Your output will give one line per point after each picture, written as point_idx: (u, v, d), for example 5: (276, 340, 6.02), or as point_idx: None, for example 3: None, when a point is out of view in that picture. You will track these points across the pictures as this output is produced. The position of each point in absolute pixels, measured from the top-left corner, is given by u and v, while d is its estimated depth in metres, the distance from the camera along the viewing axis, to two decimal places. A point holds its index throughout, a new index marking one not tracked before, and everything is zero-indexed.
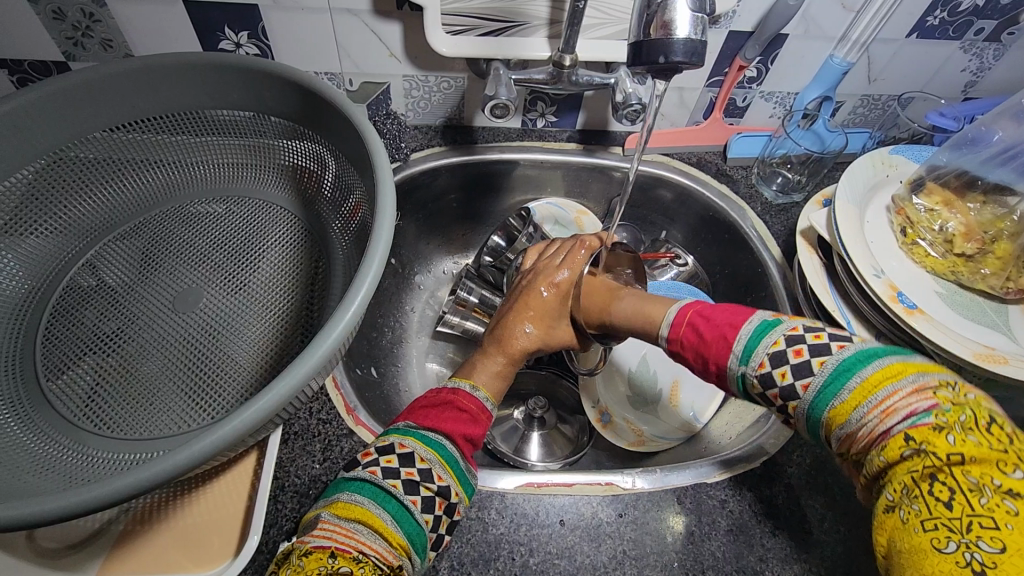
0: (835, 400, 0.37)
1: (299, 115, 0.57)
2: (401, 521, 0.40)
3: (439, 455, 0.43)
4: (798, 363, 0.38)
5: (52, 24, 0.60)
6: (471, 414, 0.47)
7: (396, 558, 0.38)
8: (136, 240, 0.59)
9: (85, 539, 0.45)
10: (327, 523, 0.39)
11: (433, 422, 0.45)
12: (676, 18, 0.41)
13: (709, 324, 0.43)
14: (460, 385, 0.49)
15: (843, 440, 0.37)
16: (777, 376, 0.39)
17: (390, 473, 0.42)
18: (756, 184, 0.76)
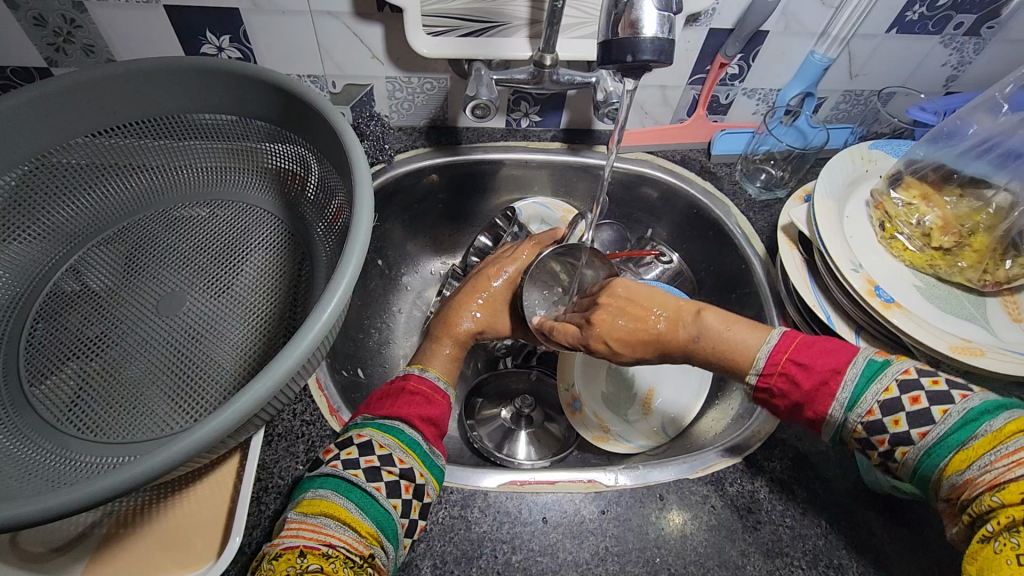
0: (947, 457, 0.39)
1: (281, 117, 0.57)
2: (367, 509, 0.40)
3: (396, 439, 0.44)
4: (897, 431, 0.41)
5: (33, 30, 0.60)
6: (424, 395, 0.49)
7: (367, 546, 0.39)
8: (120, 245, 0.60)
9: (68, 542, 0.45)
10: (292, 522, 0.39)
11: (385, 409, 0.47)
12: (643, 17, 0.41)
13: (807, 379, 0.44)
14: (411, 371, 0.51)
15: (958, 485, 0.39)
16: (876, 443, 0.43)
17: (350, 464, 0.42)
18: (740, 180, 0.76)
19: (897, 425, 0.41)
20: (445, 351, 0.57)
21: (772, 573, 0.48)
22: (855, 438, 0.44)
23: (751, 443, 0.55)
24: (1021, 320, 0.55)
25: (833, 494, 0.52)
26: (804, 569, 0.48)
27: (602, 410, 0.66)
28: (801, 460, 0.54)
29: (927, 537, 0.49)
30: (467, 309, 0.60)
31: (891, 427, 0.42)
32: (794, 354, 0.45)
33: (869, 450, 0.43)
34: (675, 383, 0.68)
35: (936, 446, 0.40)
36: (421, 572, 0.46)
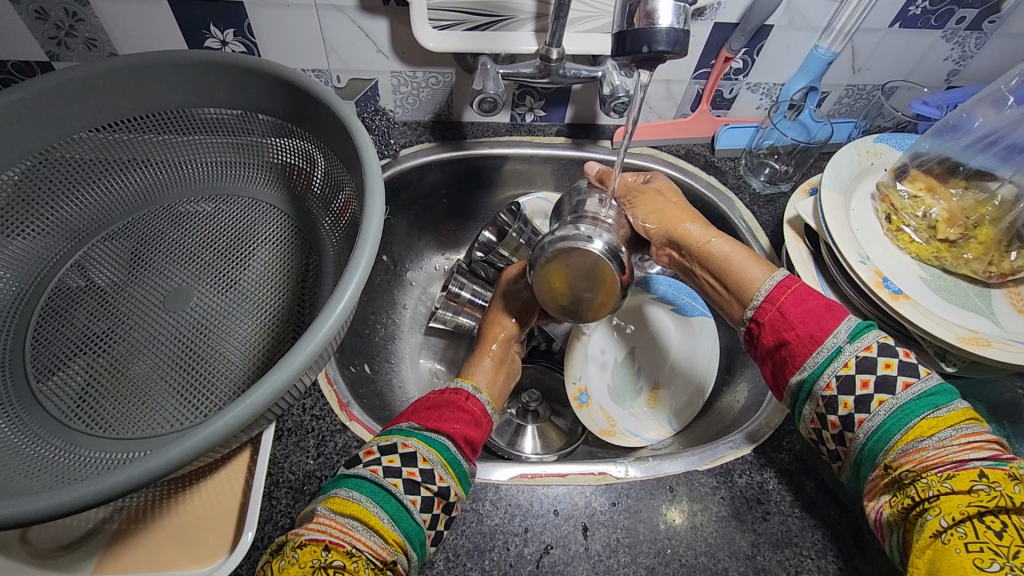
0: (914, 420, 0.43)
1: (287, 112, 0.57)
2: (398, 519, 0.41)
3: (442, 456, 0.44)
4: (886, 374, 0.44)
5: (34, 24, 0.59)
6: (474, 416, 0.49)
7: (391, 554, 0.39)
8: (125, 241, 0.59)
9: (79, 538, 0.44)
10: (322, 518, 0.39)
11: (436, 423, 0.47)
12: (658, 8, 0.41)
13: (810, 305, 0.49)
14: (462, 386, 0.51)
15: (908, 455, 0.42)
16: (858, 384, 0.45)
17: (392, 472, 0.42)
18: (744, 175, 0.76)
19: (882, 374, 0.44)
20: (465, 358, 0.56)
21: (780, 563, 0.48)
22: (839, 377, 0.46)
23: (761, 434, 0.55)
24: None
25: (841, 485, 0.53)
26: (813, 559, 0.48)
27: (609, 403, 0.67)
28: (809, 451, 0.54)
29: None
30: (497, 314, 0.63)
31: (881, 370, 0.45)
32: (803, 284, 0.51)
33: (848, 394, 0.45)
34: (679, 379, 0.69)
35: (891, 420, 0.43)
36: (434, 565, 0.46)
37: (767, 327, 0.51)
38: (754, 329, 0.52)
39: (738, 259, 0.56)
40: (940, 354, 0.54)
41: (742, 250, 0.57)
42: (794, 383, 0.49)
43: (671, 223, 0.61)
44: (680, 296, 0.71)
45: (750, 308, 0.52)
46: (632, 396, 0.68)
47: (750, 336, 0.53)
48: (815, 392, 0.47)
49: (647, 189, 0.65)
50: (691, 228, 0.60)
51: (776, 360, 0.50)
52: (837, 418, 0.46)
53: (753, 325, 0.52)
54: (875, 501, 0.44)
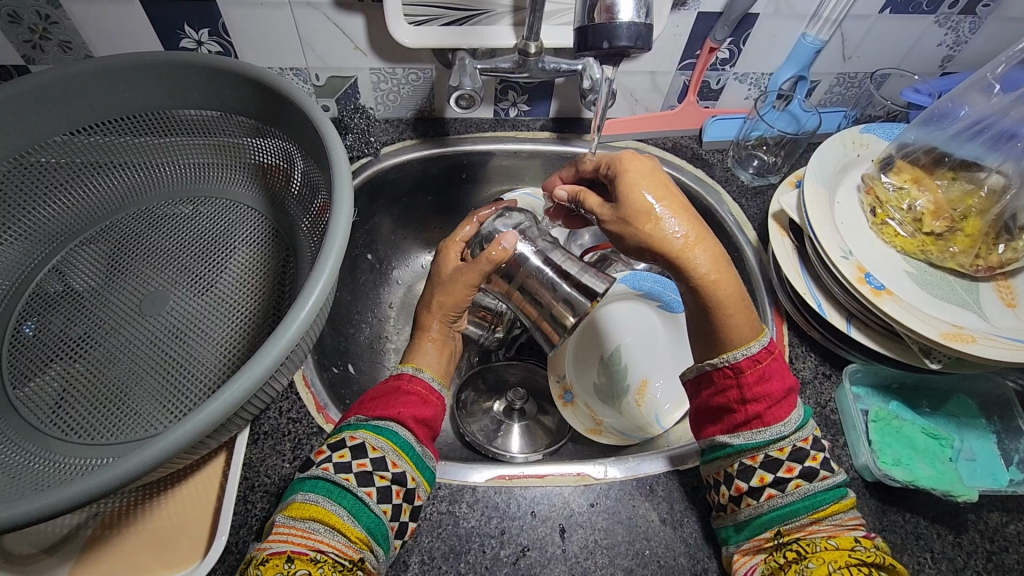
0: (821, 505, 0.43)
1: (260, 113, 0.57)
2: (358, 514, 0.41)
3: (392, 440, 0.44)
4: (812, 466, 0.44)
5: (8, 27, 0.59)
6: (419, 396, 0.49)
7: (357, 552, 0.40)
8: (103, 244, 0.59)
9: (55, 543, 0.45)
10: (282, 528, 0.40)
11: (383, 411, 0.46)
12: (619, 3, 0.40)
13: (771, 387, 0.46)
14: (404, 370, 0.51)
15: (801, 525, 0.43)
16: (783, 470, 0.44)
17: (343, 467, 0.42)
18: (732, 167, 0.75)
19: (809, 465, 0.44)
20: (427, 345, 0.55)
21: None
22: (768, 455, 0.45)
23: (685, 459, 0.53)
24: (1014, 306, 0.54)
25: None
26: None
27: (594, 401, 0.66)
28: None
29: (922, 523, 0.49)
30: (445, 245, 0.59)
31: (809, 461, 0.44)
32: (775, 358, 0.47)
33: (768, 470, 0.45)
34: (667, 374, 0.68)
35: (800, 503, 0.43)
36: (410, 568, 0.46)
37: (721, 386, 0.47)
38: (706, 376, 0.48)
39: (728, 313, 0.46)
40: (925, 350, 0.53)
41: (735, 293, 0.46)
42: (714, 440, 0.48)
43: (677, 250, 0.45)
44: (665, 293, 0.71)
45: (714, 363, 0.47)
46: (620, 393, 0.66)
47: (697, 378, 0.49)
48: (734, 457, 0.46)
49: (624, 208, 0.47)
50: (696, 258, 0.45)
51: (711, 412, 0.48)
52: (745, 485, 0.45)
53: (707, 376, 0.48)
54: (748, 558, 0.44)
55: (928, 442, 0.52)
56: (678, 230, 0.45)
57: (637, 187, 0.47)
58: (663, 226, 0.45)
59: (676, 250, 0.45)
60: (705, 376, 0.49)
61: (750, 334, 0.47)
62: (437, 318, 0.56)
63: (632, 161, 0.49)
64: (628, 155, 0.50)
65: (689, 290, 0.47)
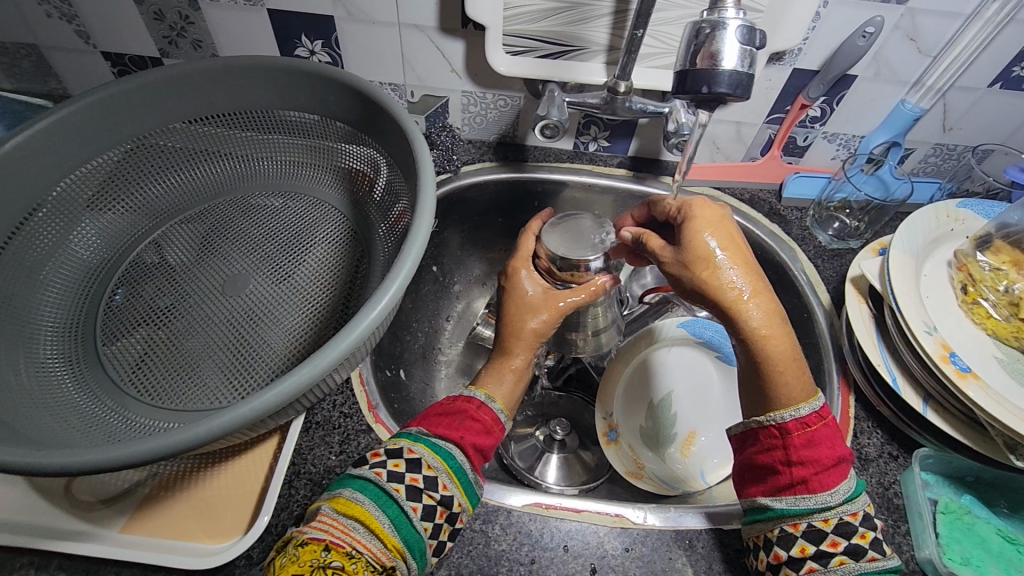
0: None
1: (357, 120, 0.60)
2: (399, 524, 0.41)
3: (447, 464, 0.44)
4: (857, 543, 0.41)
5: (152, 24, 0.66)
6: (484, 424, 0.48)
7: (390, 560, 0.40)
8: (199, 225, 0.64)
9: (114, 496, 0.47)
10: (326, 516, 0.40)
11: (445, 431, 0.47)
12: (723, 50, 0.41)
13: (819, 451, 0.44)
14: (475, 394, 0.50)
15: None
16: (827, 543, 0.41)
17: (395, 477, 0.43)
18: (810, 227, 0.73)
19: (855, 542, 0.41)
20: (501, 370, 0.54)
21: None
22: (811, 525, 0.42)
23: (729, 518, 0.50)
24: None
25: None
26: None
27: (638, 443, 0.66)
28: None
29: None
30: (522, 268, 0.57)
31: (856, 538, 0.41)
32: (825, 422, 0.45)
33: (811, 542, 0.42)
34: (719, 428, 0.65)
35: None
36: None
37: (766, 445, 0.46)
38: (752, 433, 0.47)
39: (780, 371, 0.45)
40: (1011, 445, 0.49)
41: (790, 353, 0.46)
42: (755, 501, 0.45)
43: (730, 302, 0.46)
44: (727, 345, 0.69)
45: (759, 420, 0.46)
46: (666, 440, 0.64)
47: (742, 434, 0.48)
48: (775, 522, 0.44)
49: (687, 254, 0.48)
50: (749, 310, 0.46)
51: (755, 472, 0.46)
52: (785, 553, 0.42)
53: (753, 433, 0.47)
54: None
55: (1004, 546, 0.48)
56: (736, 281, 0.46)
57: (696, 234, 0.48)
58: (722, 273, 0.46)
59: (728, 301, 0.46)
60: (750, 433, 0.47)
61: (801, 396, 0.45)
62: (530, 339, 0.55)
63: (698, 205, 0.50)
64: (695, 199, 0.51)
65: (737, 342, 0.48)
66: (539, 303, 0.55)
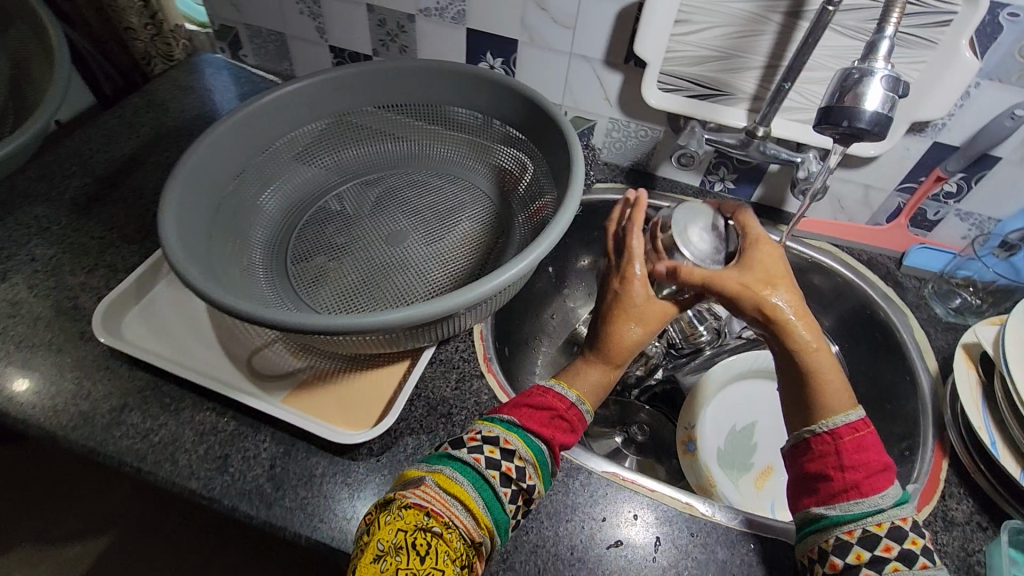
0: None
1: (522, 124, 0.71)
2: (491, 505, 0.44)
3: (536, 459, 0.47)
4: (909, 548, 0.43)
5: (374, 28, 0.82)
6: (569, 424, 0.50)
7: (478, 536, 0.43)
8: (374, 188, 0.77)
9: (281, 375, 0.59)
10: (428, 487, 0.43)
11: (536, 426, 0.48)
12: (868, 93, 0.46)
13: (866, 456, 0.46)
14: (568, 394, 0.51)
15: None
16: (881, 547, 0.43)
17: (492, 464, 0.45)
18: (928, 297, 0.73)
19: (908, 547, 0.43)
20: (585, 369, 0.54)
21: None
22: (867, 531, 0.44)
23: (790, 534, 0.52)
24: None
25: None
26: None
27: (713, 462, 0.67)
28: None
29: None
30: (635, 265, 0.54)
31: (907, 543, 0.43)
32: (869, 431, 0.47)
33: (867, 548, 0.43)
34: None
35: None
36: None
37: (817, 452, 0.48)
38: (804, 444, 0.49)
39: (828, 380, 0.49)
40: None
41: (832, 365, 0.51)
42: (809, 511, 0.47)
43: (785, 325, 0.51)
44: None
45: (812, 429, 0.48)
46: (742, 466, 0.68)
47: (793, 449, 0.50)
48: (830, 530, 0.45)
49: (749, 278, 0.52)
50: (801, 330, 0.51)
51: (808, 483, 0.48)
52: (841, 562, 0.44)
53: (805, 443, 0.49)
54: None
55: None
56: (789, 306, 0.51)
57: (750, 249, 0.54)
58: (778, 300, 0.51)
59: (780, 323, 0.51)
60: (801, 443, 0.49)
61: (845, 404, 0.48)
62: (626, 344, 0.53)
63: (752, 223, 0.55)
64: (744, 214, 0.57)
65: (787, 358, 0.52)
66: (648, 309, 0.54)
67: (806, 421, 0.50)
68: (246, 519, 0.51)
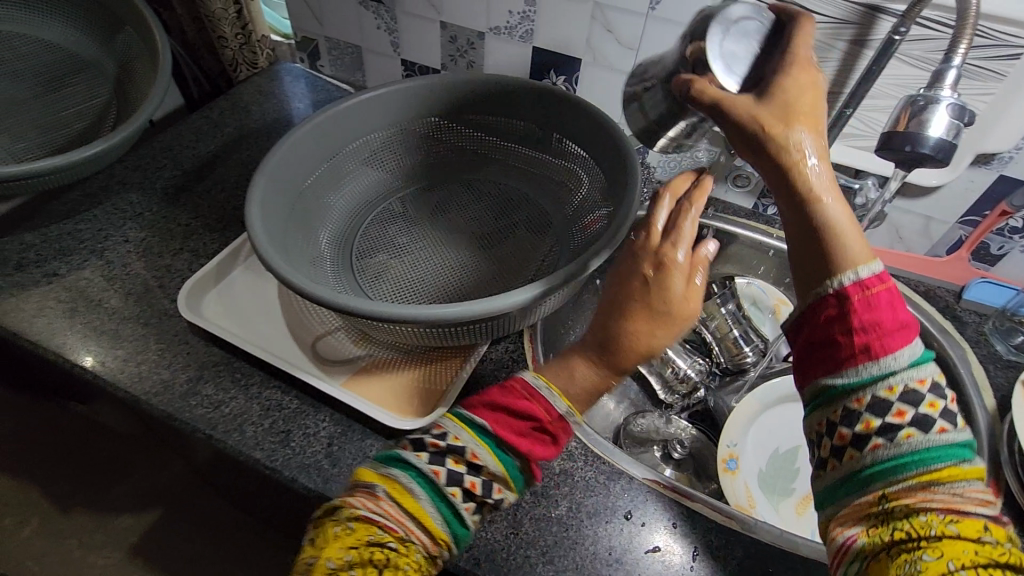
0: (937, 464, 0.38)
1: (582, 140, 0.74)
2: (451, 521, 0.42)
3: (505, 472, 0.43)
4: (925, 413, 0.39)
5: (445, 44, 0.86)
6: (551, 437, 0.45)
7: (435, 549, 0.42)
8: (436, 194, 0.81)
9: (342, 360, 0.63)
10: (382, 501, 0.41)
11: (513, 437, 0.43)
12: (933, 119, 0.47)
13: (882, 313, 0.41)
14: (544, 394, 0.45)
15: (913, 490, 0.38)
16: (893, 414, 0.40)
17: (456, 480, 0.42)
18: (988, 333, 0.71)
19: (923, 411, 0.39)
20: (577, 371, 0.47)
21: None
22: (875, 398, 0.40)
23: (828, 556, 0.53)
24: None
25: None
26: None
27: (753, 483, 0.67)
28: None
29: None
30: (688, 219, 0.49)
31: (924, 408, 0.39)
32: (889, 288, 0.42)
33: (876, 415, 0.40)
34: None
35: (910, 455, 0.39)
36: (558, 507, 0.54)
37: (825, 316, 0.43)
38: (811, 307, 0.44)
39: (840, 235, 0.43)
40: None
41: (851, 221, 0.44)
42: (819, 383, 0.43)
43: (794, 167, 0.43)
44: None
45: (818, 289, 0.43)
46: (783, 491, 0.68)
47: (798, 319, 0.45)
48: (838, 401, 0.42)
49: (769, 111, 0.44)
50: (813, 173, 0.43)
51: (816, 352, 0.44)
52: (848, 433, 0.41)
53: (813, 307, 0.43)
54: (846, 528, 0.40)
55: None
56: (805, 146, 0.43)
57: (780, 79, 0.45)
58: (795, 137, 0.43)
59: (789, 165, 0.43)
60: (808, 310, 0.44)
61: (862, 255, 0.42)
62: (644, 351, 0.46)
63: (798, 41, 0.47)
64: (804, 21, 0.49)
65: (795, 210, 0.44)
66: (685, 296, 0.46)
67: (815, 280, 0.44)
68: (303, 492, 0.54)
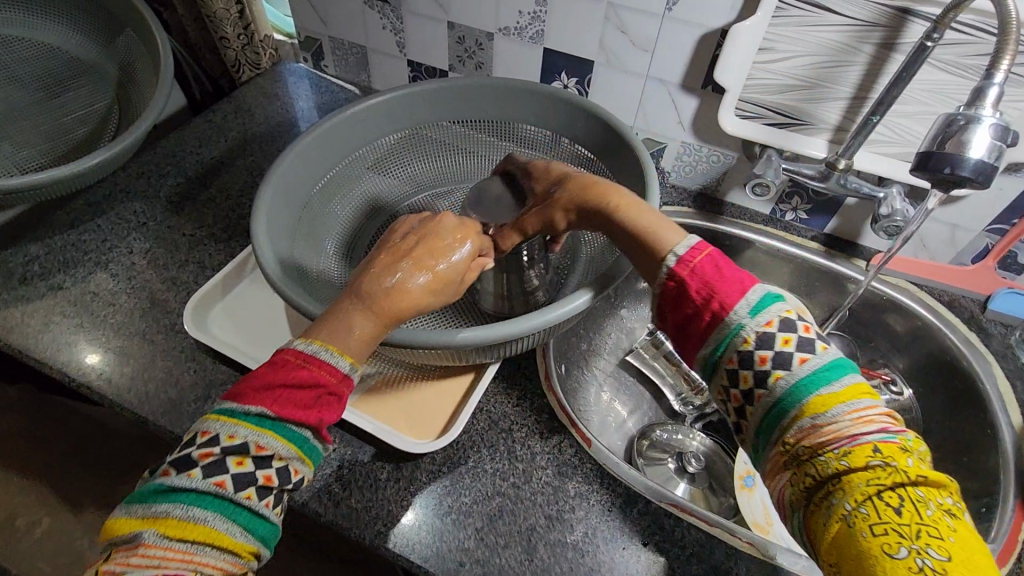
0: (808, 396, 0.40)
1: (594, 147, 0.71)
2: (251, 526, 0.37)
3: (301, 449, 0.39)
4: (782, 351, 0.42)
5: (454, 44, 0.84)
6: (335, 394, 0.41)
7: (240, 567, 0.37)
8: (444, 202, 0.79)
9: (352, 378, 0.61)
10: (150, 546, 0.34)
11: (293, 412, 0.39)
12: (974, 139, 0.46)
13: (716, 278, 0.45)
14: (300, 350, 0.40)
15: (805, 429, 0.40)
16: (757, 360, 0.43)
17: (243, 482, 0.37)
18: (1014, 345, 0.69)
19: (780, 350, 0.42)
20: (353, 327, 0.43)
21: None
22: (740, 353, 0.43)
23: None
24: None
25: None
26: None
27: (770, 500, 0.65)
28: None
29: None
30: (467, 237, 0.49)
31: (779, 345, 0.42)
32: (711, 254, 0.46)
33: (747, 369, 0.43)
34: None
35: (788, 394, 0.41)
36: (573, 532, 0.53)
37: (675, 299, 0.47)
38: (664, 298, 0.48)
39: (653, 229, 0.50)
40: None
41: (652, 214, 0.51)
42: (702, 356, 0.46)
43: (590, 188, 0.54)
44: None
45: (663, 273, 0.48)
46: None
47: (660, 307, 0.49)
48: (719, 367, 0.45)
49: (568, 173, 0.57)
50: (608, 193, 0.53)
51: (685, 333, 0.47)
52: (740, 393, 0.44)
53: (664, 293, 0.48)
54: (774, 478, 0.42)
55: None
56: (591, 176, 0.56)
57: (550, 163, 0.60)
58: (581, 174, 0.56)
59: (583, 187, 0.54)
60: (662, 297, 0.48)
61: (679, 238, 0.48)
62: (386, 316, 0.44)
63: None
64: None
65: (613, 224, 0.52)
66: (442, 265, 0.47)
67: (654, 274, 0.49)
68: (314, 516, 0.53)
